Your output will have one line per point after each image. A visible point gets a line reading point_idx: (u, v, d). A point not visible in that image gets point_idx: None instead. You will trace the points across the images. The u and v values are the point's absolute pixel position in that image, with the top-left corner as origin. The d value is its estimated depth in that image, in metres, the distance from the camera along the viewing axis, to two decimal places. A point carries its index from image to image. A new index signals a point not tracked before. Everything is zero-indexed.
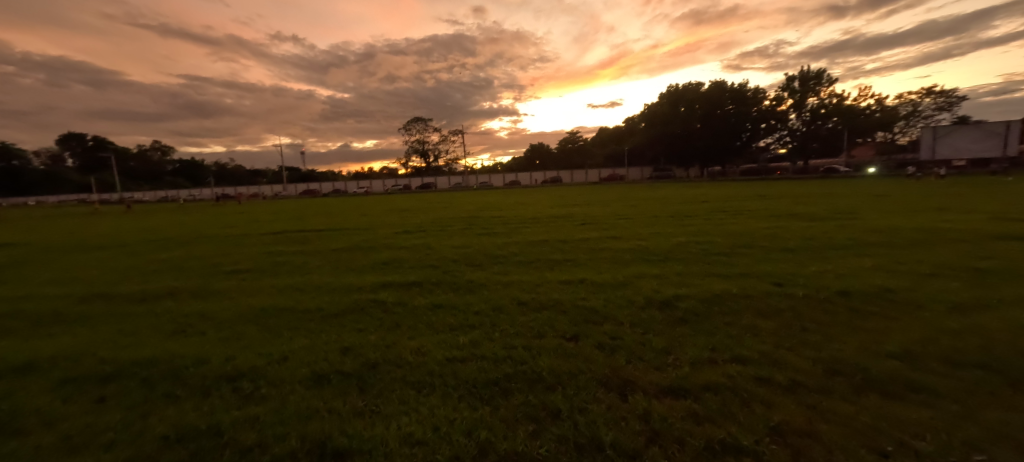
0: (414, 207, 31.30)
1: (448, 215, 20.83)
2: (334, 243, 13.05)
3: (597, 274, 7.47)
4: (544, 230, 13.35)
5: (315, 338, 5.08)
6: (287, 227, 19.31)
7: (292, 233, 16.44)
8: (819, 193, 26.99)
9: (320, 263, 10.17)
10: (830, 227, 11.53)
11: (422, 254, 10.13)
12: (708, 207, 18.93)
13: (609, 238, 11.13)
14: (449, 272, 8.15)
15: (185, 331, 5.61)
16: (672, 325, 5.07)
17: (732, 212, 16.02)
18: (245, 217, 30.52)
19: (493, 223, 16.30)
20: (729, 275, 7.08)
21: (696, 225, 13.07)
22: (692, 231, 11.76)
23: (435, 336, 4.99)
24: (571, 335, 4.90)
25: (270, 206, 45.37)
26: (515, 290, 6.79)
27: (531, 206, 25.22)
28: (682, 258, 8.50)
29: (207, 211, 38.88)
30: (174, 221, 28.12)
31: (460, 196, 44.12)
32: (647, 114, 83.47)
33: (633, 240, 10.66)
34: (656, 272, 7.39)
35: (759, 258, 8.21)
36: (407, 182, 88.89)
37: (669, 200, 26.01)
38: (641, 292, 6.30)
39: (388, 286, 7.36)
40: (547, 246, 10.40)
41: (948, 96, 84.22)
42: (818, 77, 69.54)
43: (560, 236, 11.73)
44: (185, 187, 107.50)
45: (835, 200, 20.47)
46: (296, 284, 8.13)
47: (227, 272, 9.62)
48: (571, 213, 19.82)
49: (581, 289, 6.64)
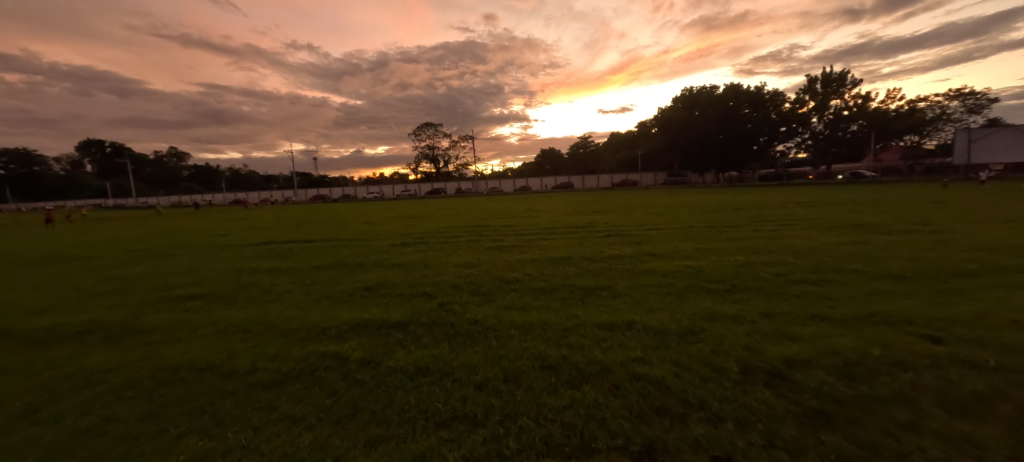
0: (418, 214, 29.57)
1: (452, 225, 18.94)
2: (318, 259, 11.21)
3: (648, 315, 5.39)
4: (564, 244, 11.28)
5: (215, 441, 3.11)
6: (277, 237, 17.61)
7: (277, 245, 14.75)
8: (861, 199, 24.35)
9: (292, 286, 8.29)
10: (923, 241, 9.24)
11: (416, 277, 8.18)
12: (746, 216, 16.68)
13: (646, 256, 9.04)
14: (446, 306, 6.15)
15: (38, 411, 3.72)
16: (808, 428, 2.98)
17: (777, 223, 13.81)
18: (242, 224, 29.05)
19: (504, 233, 14.32)
20: (842, 318, 4.95)
21: (747, 238, 10.88)
22: (748, 247, 9.57)
23: (409, 442, 2.98)
24: (640, 449, 2.84)
25: (274, 212, 44.11)
26: (537, 340, 4.76)
27: (545, 213, 23.21)
28: (756, 287, 6.37)
29: (208, 217, 37.66)
30: (168, 228, 26.83)
31: (469, 203, 42.41)
32: (660, 118, 80.99)
33: (677, 259, 8.58)
34: (733, 313, 5.28)
35: (866, 290, 6.02)
36: (415, 188, 87.61)
37: (694, 207, 23.62)
38: (726, 350, 4.21)
39: (362, 328, 5.41)
40: (572, 266, 8.38)
41: (980, 97, 80.05)
42: (841, 78, 66.38)
43: (584, 252, 9.67)
44: (196, 192, 108.15)
45: (892, 209, 17.87)
46: (246, 320, 6.22)
47: (175, 299, 7.83)
48: (589, 222, 17.65)
49: (632, 341, 4.57)
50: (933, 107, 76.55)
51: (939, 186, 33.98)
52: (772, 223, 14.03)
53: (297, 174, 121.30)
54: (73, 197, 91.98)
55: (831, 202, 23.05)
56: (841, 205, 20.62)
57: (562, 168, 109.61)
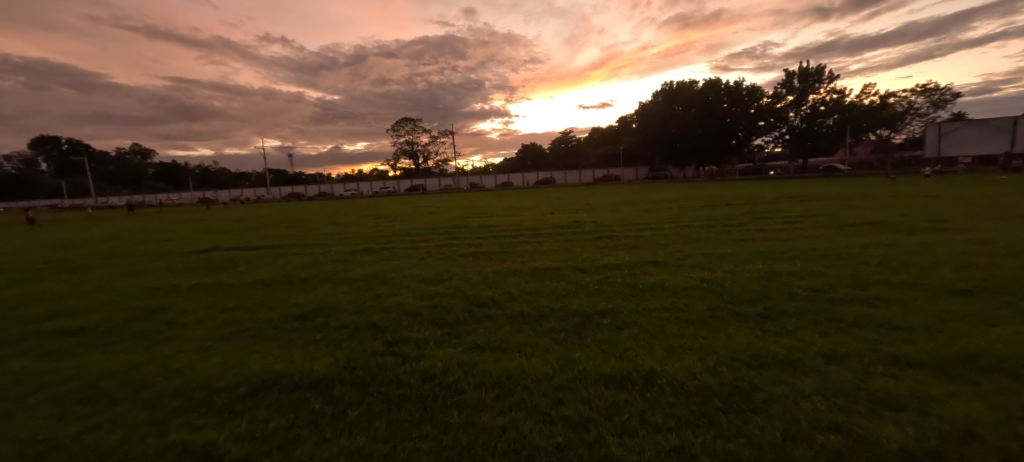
0: (393, 213, 27.63)
1: (426, 226, 17.26)
2: (258, 272, 9.39)
3: (671, 358, 3.93)
4: (551, 249, 9.79)
5: None
6: (226, 242, 15.53)
7: (220, 252, 12.75)
8: (848, 193, 23.86)
9: (208, 313, 6.50)
10: (955, 242, 8.12)
11: (367, 299, 6.53)
12: (741, 214, 15.64)
13: (647, 265, 7.62)
14: (397, 348, 4.54)
15: None
16: None
17: (777, 221, 12.75)
18: (197, 225, 26.50)
19: (482, 236, 12.76)
20: (939, 364, 3.58)
21: (755, 240, 9.62)
22: (761, 251, 8.29)
23: None
24: None
25: (239, 211, 41.24)
26: (519, 413, 3.20)
27: (528, 212, 21.69)
28: (797, 311, 4.99)
29: (164, 218, 34.71)
30: (111, 232, 24.14)
31: (448, 200, 40.58)
32: (642, 113, 80.67)
33: (685, 269, 7.20)
34: (785, 356, 3.87)
35: (937, 314, 4.71)
36: (394, 185, 84.78)
37: (682, 203, 22.58)
38: (808, 433, 2.74)
39: (266, 393, 3.74)
40: (561, 280, 6.89)
41: (946, 93, 82.56)
42: (818, 73, 67.20)
43: (575, 261, 8.15)
44: (160, 190, 102.22)
45: (885, 203, 17.24)
46: (115, 375, 4.45)
47: (45, 336, 5.97)
48: (575, 222, 16.25)
49: (658, 413, 3.07)
50: (903, 102, 78.57)
51: (916, 180, 34.13)
52: (773, 221, 12.94)
53: (270, 172, 115.85)
54: (23, 196, 85.53)
55: (819, 197, 22.45)
56: (832, 200, 19.85)
57: (544, 163, 108.52)
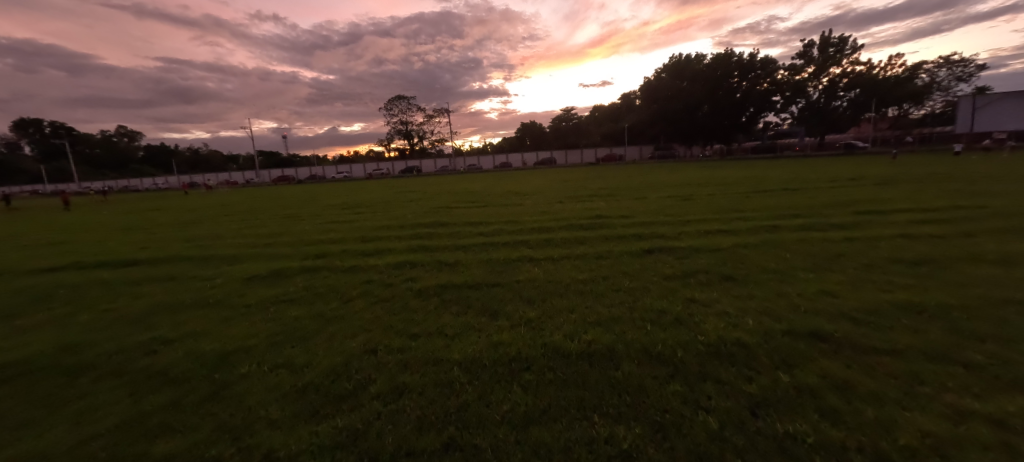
0: (366, 201, 23.18)
1: (394, 222, 12.89)
2: (41, 335, 5.09)
3: None
4: (579, 282, 5.49)
5: None
6: (113, 250, 11.21)
7: (66, 274, 8.41)
8: (915, 174, 19.51)
9: None
10: None
11: None
12: (821, 204, 11.34)
13: (814, 350, 3.32)
14: None
15: None
16: None
17: (902, 220, 8.56)
18: (132, 218, 22.02)
19: (461, 246, 8.43)
20: None
21: (945, 266, 5.28)
22: (1019, 304, 4.02)
23: None
24: None
25: (206, 198, 36.67)
26: None
27: (529, 200, 17.29)
28: None
29: (111, 207, 30.17)
30: (18, 227, 19.61)
31: (438, 183, 35.96)
32: (647, 88, 75.02)
33: (925, 372, 2.95)
34: None
35: None
36: (382, 167, 79.49)
37: (718, 187, 18.30)
38: None
39: None
40: (631, 423, 2.62)
41: (970, 64, 76.46)
42: (840, 43, 60.75)
43: (636, 329, 3.86)
44: (139, 173, 97.23)
45: (1000, 186, 13.11)
46: None
47: None
48: (595, 214, 11.88)
49: None
50: (927, 74, 73.24)
51: (967, 157, 29.41)
52: (894, 219, 8.70)
53: (258, 154, 110.63)
54: None
55: (884, 179, 18.15)
56: (916, 184, 15.49)
57: (544, 142, 103.35)
